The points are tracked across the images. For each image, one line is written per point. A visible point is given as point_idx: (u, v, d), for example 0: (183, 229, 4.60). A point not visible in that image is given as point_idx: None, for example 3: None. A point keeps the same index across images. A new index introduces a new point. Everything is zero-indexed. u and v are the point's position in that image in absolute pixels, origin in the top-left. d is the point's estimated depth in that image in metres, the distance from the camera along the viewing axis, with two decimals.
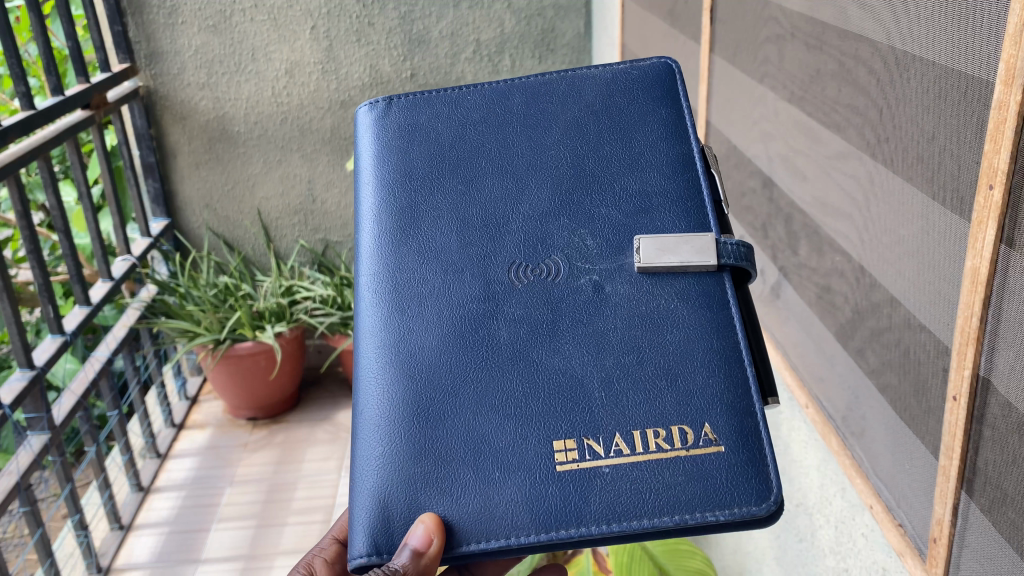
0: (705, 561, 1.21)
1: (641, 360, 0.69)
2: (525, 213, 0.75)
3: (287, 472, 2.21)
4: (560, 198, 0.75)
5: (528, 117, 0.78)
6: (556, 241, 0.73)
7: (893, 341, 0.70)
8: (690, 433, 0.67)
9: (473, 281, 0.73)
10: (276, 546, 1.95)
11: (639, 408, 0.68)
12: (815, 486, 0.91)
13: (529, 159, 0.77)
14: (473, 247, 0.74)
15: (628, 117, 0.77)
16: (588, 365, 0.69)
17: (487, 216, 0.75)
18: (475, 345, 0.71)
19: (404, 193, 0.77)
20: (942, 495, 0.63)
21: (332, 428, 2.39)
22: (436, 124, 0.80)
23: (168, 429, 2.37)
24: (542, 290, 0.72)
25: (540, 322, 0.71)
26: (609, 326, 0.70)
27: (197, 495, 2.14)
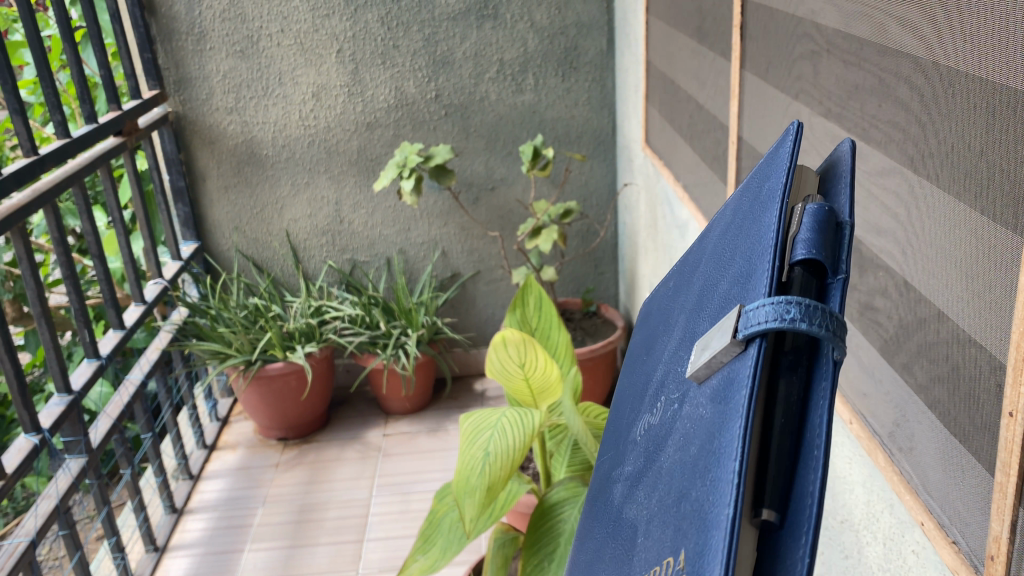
0: None
1: (674, 475, 0.39)
2: (663, 357, 0.55)
3: (318, 491, 2.22)
4: (680, 328, 0.52)
5: (690, 262, 0.60)
6: (667, 374, 0.50)
7: (941, 356, 0.70)
8: (672, 560, 0.34)
9: (627, 448, 0.57)
10: (310, 565, 1.95)
11: (656, 546, 0.38)
12: (860, 503, 0.91)
13: (677, 302, 0.57)
14: (634, 413, 0.58)
15: (742, 210, 0.48)
16: (647, 505, 0.43)
17: (648, 376, 0.59)
18: (609, 519, 0.53)
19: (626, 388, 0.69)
20: (999, 512, 0.63)
21: (362, 447, 2.40)
22: (651, 311, 0.70)
23: (199, 451, 2.39)
24: (651, 432, 0.49)
25: (641, 470, 0.48)
26: (669, 445, 0.43)
27: (229, 516, 2.15)
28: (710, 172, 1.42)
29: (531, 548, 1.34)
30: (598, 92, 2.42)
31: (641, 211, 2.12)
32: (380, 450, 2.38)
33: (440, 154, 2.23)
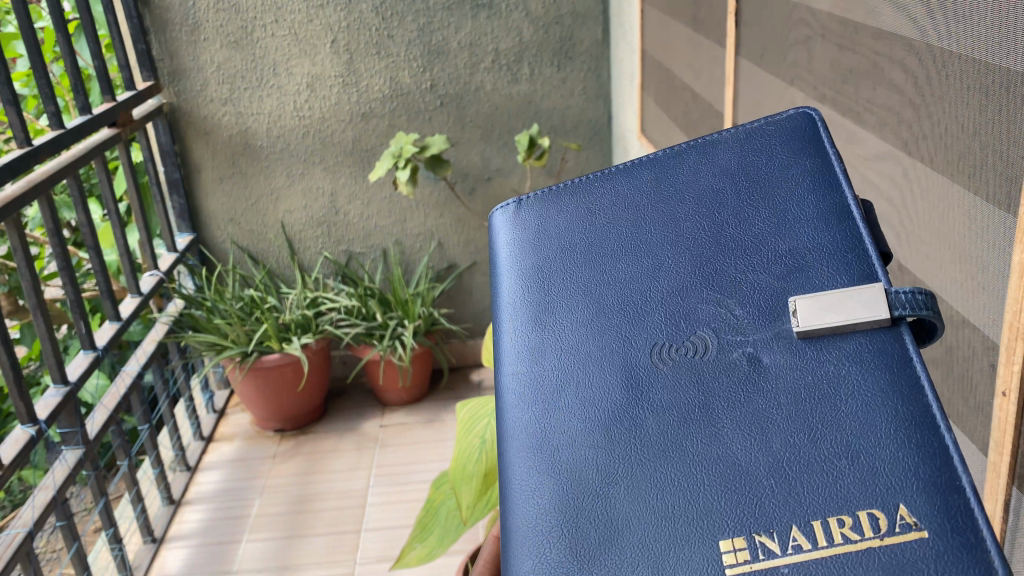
0: None
1: (812, 436, 0.49)
2: (660, 294, 0.59)
3: (315, 482, 2.22)
4: (701, 270, 0.58)
5: (650, 197, 0.63)
6: (699, 316, 0.56)
7: (936, 338, 0.70)
8: (878, 517, 0.46)
9: (615, 368, 0.58)
10: (307, 556, 1.96)
11: (808, 487, 0.48)
12: None
13: (663, 235, 0.61)
14: (609, 331, 0.60)
15: (767, 176, 0.59)
16: (751, 449, 0.50)
17: (621, 295, 0.61)
18: (625, 436, 0.55)
19: (539, 290, 0.66)
20: (992, 492, 0.63)
21: (358, 438, 2.40)
22: (561, 222, 0.68)
23: (196, 442, 2.40)
24: (691, 372, 0.55)
25: (690, 407, 0.54)
26: (772, 405, 0.51)
27: (227, 507, 2.15)
28: None
29: None
30: (593, 82, 2.41)
31: None
32: (377, 440, 2.39)
33: (435, 145, 2.22)
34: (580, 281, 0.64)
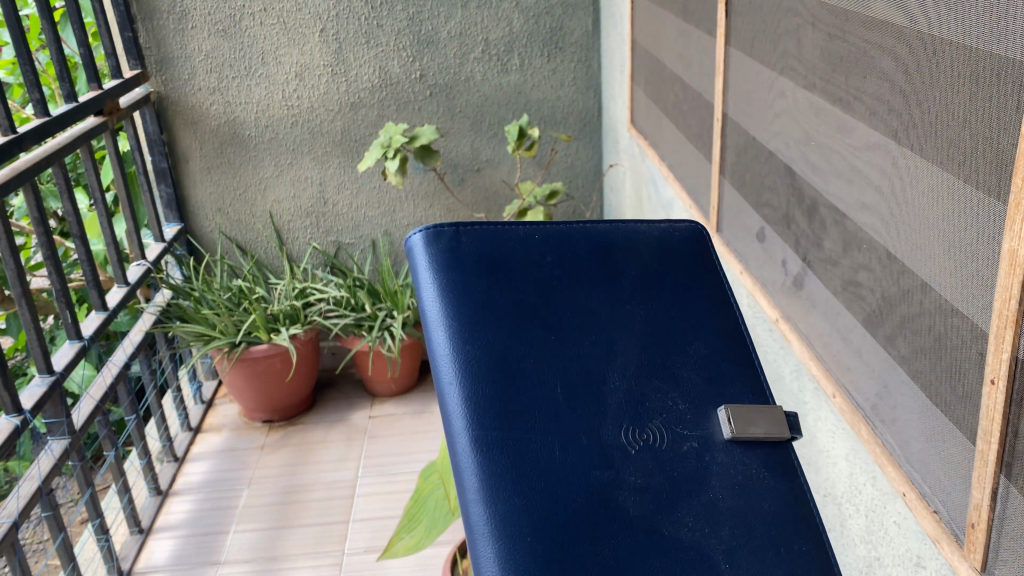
0: None
1: (750, 526, 0.67)
2: (618, 374, 0.72)
3: (303, 473, 2.21)
4: (646, 363, 0.73)
5: (593, 280, 0.77)
6: (652, 406, 0.71)
7: (925, 327, 0.70)
8: None
9: (588, 441, 0.68)
10: (295, 546, 1.95)
11: (756, 571, 0.65)
12: (842, 476, 0.91)
13: (610, 319, 0.75)
14: (578, 405, 0.69)
15: (679, 287, 0.78)
16: (709, 534, 0.65)
17: (584, 370, 0.71)
18: (602, 510, 0.64)
19: (496, 339, 0.72)
20: (979, 480, 0.63)
21: (347, 429, 2.40)
22: (514, 268, 0.76)
23: (184, 433, 2.38)
24: (654, 457, 0.68)
25: (660, 490, 0.67)
26: (719, 496, 0.68)
27: (215, 498, 2.14)
28: (695, 151, 1.42)
29: None
30: (584, 73, 2.41)
31: (627, 193, 2.11)
32: (366, 431, 2.38)
33: (425, 135, 2.21)
34: (537, 344, 0.72)
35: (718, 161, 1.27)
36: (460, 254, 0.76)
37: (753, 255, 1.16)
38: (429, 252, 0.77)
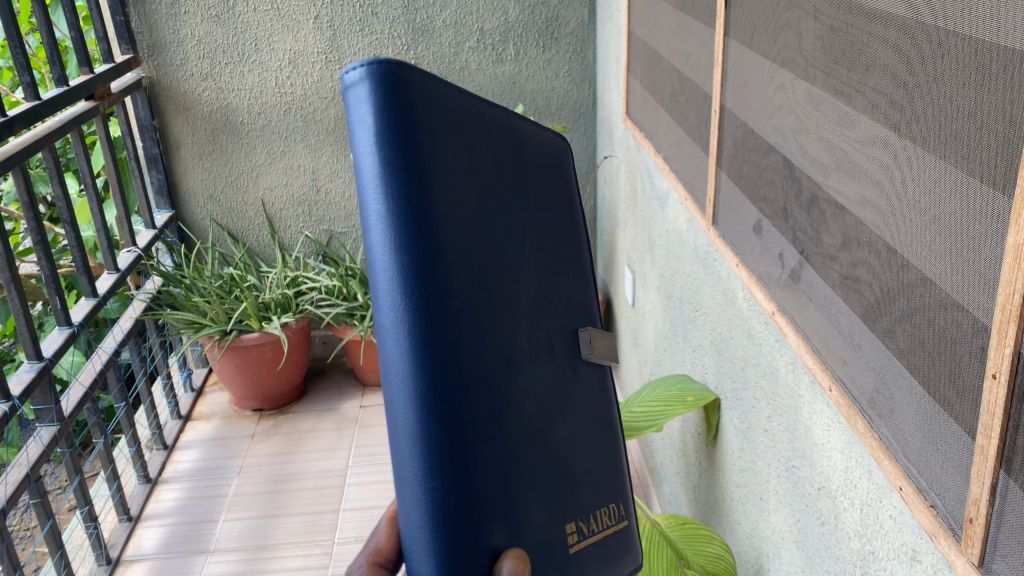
0: (724, 546, 1.21)
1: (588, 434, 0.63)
2: (528, 288, 0.58)
3: (293, 462, 2.21)
4: (545, 271, 0.61)
5: (514, 161, 0.57)
6: (545, 329, 0.60)
7: (925, 321, 0.70)
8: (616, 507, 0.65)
9: (509, 374, 0.54)
10: (285, 536, 1.94)
11: (588, 480, 0.62)
12: (837, 470, 0.91)
13: (526, 218, 0.58)
14: (503, 328, 0.54)
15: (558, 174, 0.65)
16: (568, 450, 0.60)
17: (507, 286, 0.55)
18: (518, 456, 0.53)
19: (453, 246, 0.49)
20: (979, 475, 0.63)
21: (338, 418, 2.39)
22: (462, 140, 0.51)
23: (173, 421, 2.37)
24: (546, 375, 0.59)
25: (546, 414, 0.58)
26: (570, 407, 0.62)
27: (205, 486, 2.13)
28: (691, 143, 1.42)
29: None
30: (579, 63, 2.40)
31: (622, 185, 2.11)
32: (357, 421, 2.37)
33: None
34: (482, 264, 0.51)
35: (715, 152, 1.27)
36: (420, 124, 0.47)
37: (750, 248, 1.16)
38: (379, 99, 0.46)
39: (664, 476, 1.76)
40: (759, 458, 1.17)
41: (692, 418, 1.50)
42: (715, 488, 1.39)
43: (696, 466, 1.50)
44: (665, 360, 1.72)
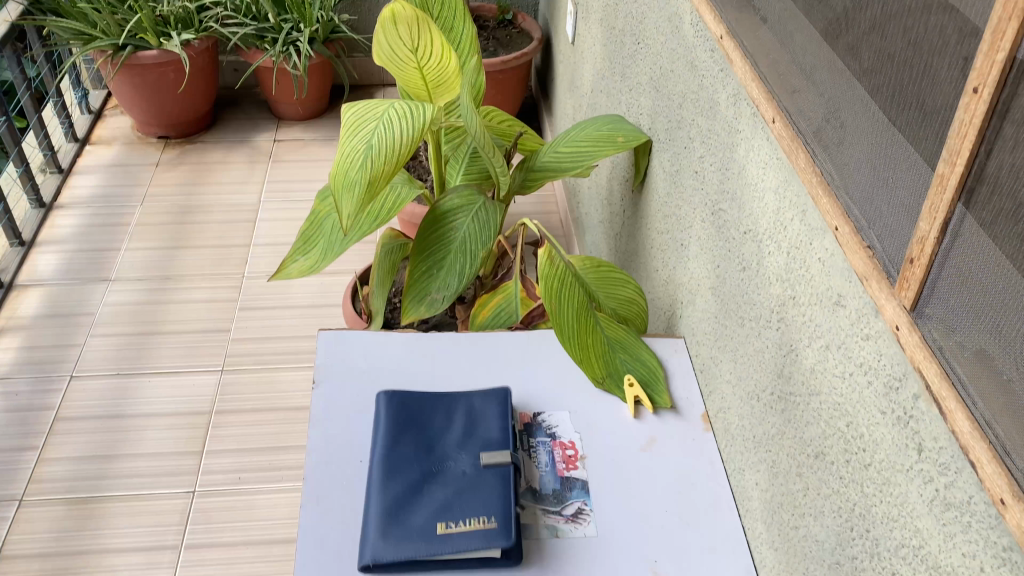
0: (638, 290, 1.17)
1: (480, 492, 0.88)
2: (446, 443, 0.94)
3: (201, 194, 2.08)
4: (464, 432, 0.95)
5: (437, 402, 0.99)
6: (456, 453, 0.93)
7: (899, 29, 0.58)
8: (485, 520, 0.85)
9: (402, 456, 0.92)
10: (190, 267, 1.86)
11: (475, 504, 0.86)
12: (768, 212, 0.83)
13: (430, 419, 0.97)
14: (406, 446, 0.93)
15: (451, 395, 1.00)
16: (455, 494, 0.88)
17: (418, 442, 0.94)
18: (401, 482, 0.89)
19: (382, 421, 0.96)
20: (930, 211, 0.55)
21: (249, 151, 2.24)
22: (409, 398, 0.99)
23: (69, 144, 2.19)
24: (444, 469, 0.91)
25: (442, 476, 0.90)
26: (472, 483, 0.89)
27: (106, 214, 2.00)
28: None
29: (420, 254, 1.27)
30: None
31: None
32: (270, 155, 2.23)
33: None
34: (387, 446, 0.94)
35: None
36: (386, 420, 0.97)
37: None
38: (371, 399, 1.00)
39: (588, 226, 1.71)
40: (686, 203, 1.08)
41: (620, 163, 1.41)
42: (637, 237, 1.33)
43: (620, 213, 1.44)
44: (600, 101, 1.60)
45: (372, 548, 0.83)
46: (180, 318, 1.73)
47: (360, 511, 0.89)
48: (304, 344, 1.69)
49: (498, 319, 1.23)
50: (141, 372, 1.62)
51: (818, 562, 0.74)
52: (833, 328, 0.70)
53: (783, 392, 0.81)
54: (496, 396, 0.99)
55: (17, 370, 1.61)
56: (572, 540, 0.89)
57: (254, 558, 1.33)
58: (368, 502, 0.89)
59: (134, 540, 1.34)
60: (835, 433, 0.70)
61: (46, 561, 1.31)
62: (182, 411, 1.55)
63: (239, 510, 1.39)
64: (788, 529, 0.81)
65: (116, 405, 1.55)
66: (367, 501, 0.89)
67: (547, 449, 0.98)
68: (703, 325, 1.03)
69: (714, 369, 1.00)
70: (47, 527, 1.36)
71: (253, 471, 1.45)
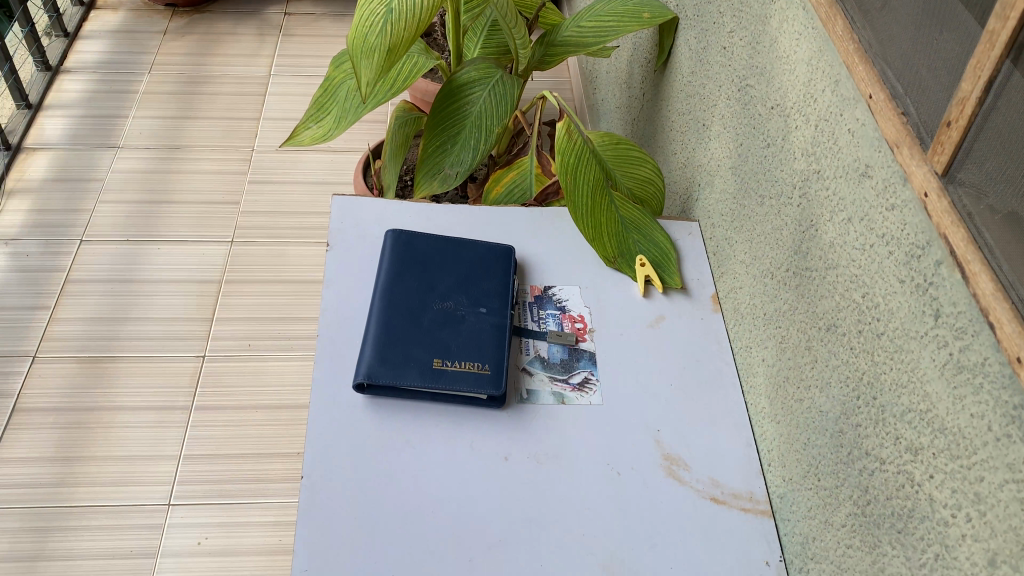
0: (655, 170, 1.15)
1: (477, 341, 0.93)
2: (449, 288, 0.98)
3: (210, 64, 2.03)
4: (467, 280, 0.99)
5: (444, 250, 1.03)
6: (458, 301, 0.97)
7: None
8: (480, 366, 0.90)
9: (406, 294, 0.96)
10: (200, 139, 1.84)
11: (472, 351, 0.92)
12: (798, 85, 0.80)
13: (436, 264, 1.01)
14: (411, 286, 0.97)
15: (459, 246, 1.03)
16: (453, 337, 0.93)
17: (422, 283, 0.98)
18: (403, 317, 0.94)
19: (390, 260, 1.00)
20: (975, 69, 0.54)
21: (259, 23, 2.18)
22: (417, 241, 1.03)
23: (73, 7, 2.13)
24: (446, 313, 0.96)
25: (443, 319, 0.95)
26: (471, 329, 0.94)
27: (113, 81, 1.96)
28: None
29: (433, 126, 1.25)
30: None
31: None
32: (280, 28, 2.17)
33: None
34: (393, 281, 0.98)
35: None
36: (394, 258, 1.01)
37: None
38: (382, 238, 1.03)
39: (604, 111, 1.68)
40: (710, 82, 1.05)
41: (642, 44, 1.37)
42: (655, 119, 1.31)
43: (639, 97, 1.41)
44: None
45: (369, 368, 0.89)
46: (189, 188, 1.72)
47: (361, 338, 0.94)
48: (313, 219, 1.69)
49: (511, 196, 1.23)
50: (150, 240, 1.62)
51: (820, 432, 0.76)
52: (857, 199, 0.69)
53: (798, 268, 0.81)
54: (500, 251, 1.03)
55: (26, 231, 1.61)
56: (577, 407, 0.91)
57: (262, 421, 1.36)
58: (370, 330, 0.93)
59: (145, 400, 1.37)
60: (850, 305, 0.70)
61: (59, 415, 1.34)
62: (192, 279, 1.56)
63: (247, 376, 1.42)
64: (791, 402, 0.83)
65: (126, 270, 1.56)
66: (369, 328, 0.93)
67: (555, 322, 0.99)
68: (720, 206, 1.02)
69: (728, 250, 1.00)
70: (61, 384, 1.39)
71: (262, 340, 1.47)
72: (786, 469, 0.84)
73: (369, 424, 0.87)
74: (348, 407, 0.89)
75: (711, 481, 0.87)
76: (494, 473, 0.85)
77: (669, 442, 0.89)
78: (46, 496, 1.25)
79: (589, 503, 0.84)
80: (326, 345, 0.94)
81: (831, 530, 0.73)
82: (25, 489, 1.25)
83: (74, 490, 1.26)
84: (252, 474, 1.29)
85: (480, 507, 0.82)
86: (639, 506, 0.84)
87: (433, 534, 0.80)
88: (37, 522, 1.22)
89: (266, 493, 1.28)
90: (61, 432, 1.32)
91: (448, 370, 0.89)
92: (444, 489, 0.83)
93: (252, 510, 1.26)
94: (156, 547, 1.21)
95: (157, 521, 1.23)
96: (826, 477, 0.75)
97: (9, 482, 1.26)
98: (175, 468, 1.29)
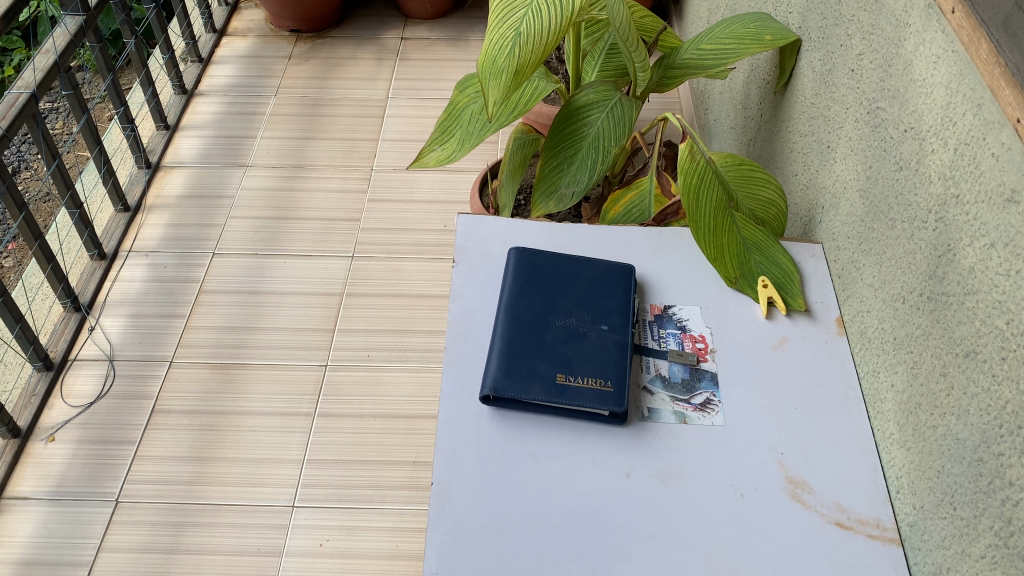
0: (779, 192, 1.15)
1: (599, 358, 0.95)
2: (571, 305, 1.00)
3: (331, 87, 2.13)
4: (588, 296, 1.01)
5: (566, 268, 1.05)
6: (580, 317, 0.99)
7: None
8: (602, 383, 0.92)
9: (529, 311, 0.99)
10: (322, 158, 1.92)
11: (594, 367, 0.93)
12: (936, 108, 0.80)
13: (558, 281, 1.03)
14: (534, 302, 1.00)
15: (580, 265, 1.05)
16: (576, 352, 0.95)
17: (545, 300, 1.01)
18: (526, 332, 0.97)
19: (514, 277, 1.03)
20: None
21: (377, 48, 2.27)
22: (539, 259, 1.05)
23: (208, 35, 2.27)
24: (569, 329, 0.98)
25: (566, 334, 0.97)
26: (593, 345, 0.96)
27: (242, 103, 2.08)
28: None
29: (552, 149, 1.28)
30: None
31: None
32: (397, 53, 2.25)
33: None
34: (518, 297, 1.01)
35: None
36: (518, 274, 1.03)
37: None
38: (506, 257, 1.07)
39: (717, 132, 1.68)
40: (837, 104, 1.05)
41: (761, 65, 1.37)
42: (774, 140, 1.31)
43: (756, 117, 1.41)
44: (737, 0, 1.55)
45: (494, 381, 0.92)
46: (313, 206, 1.81)
47: (487, 353, 0.97)
48: (429, 236, 1.74)
49: (629, 215, 1.25)
50: (275, 253, 1.71)
51: (956, 460, 0.75)
52: (1001, 225, 0.68)
53: (933, 293, 0.80)
54: (621, 270, 1.05)
55: (163, 245, 1.73)
56: (699, 427, 0.92)
57: (381, 430, 1.41)
58: (496, 345, 0.96)
59: (273, 405, 1.44)
60: (992, 331, 0.69)
61: (194, 418, 1.43)
62: (315, 292, 1.63)
63: (367, 385, 1.47)
64: (924, 429, 0.81)
65: (254, 282, 1.65)
66: (495, 342, 0.96)
67: (676, 341, 1.00)
68: (847, 229, 1.01)
69: (855, 273, 0.99)
70: (194, 388, 1.47)
71: (380, 351, 1.53)
72: (917, 497, 0.82)
73: (493, 436, 0.90)
74: (473, 417, 0.92)
75: (836, 506, 0.86)
76: (617, 489, 0.86)
77: (793, 465, 0.89)
78: (181, 492, 1.33)
79: (712, 522, 0.84)
80: (453, 361, 0.97)
81: (968, 560, 0.72)
82: (162, 485, 1.34)
83: (207, 488, 1.33)
84: (371, 480, 1.34)
85: (605, 521, 0.84)
86: (764, 528, 0.84)
87: (559, 547, 0.82)
88: (173, 517, 1.30)
89: (383, 499, 1.32)
90: (195, 434, 1.40)
91: (571, 386, 0.91)
92: (568, 501, 0.85)
93: (370, 515, 1.30)
94: (281, 546, 1.27)
95: (282, 522, 1.29)
96: (963, 506, 0.73)
97: (147, 478, 1.35)
98: (299, 471, 1.35)
